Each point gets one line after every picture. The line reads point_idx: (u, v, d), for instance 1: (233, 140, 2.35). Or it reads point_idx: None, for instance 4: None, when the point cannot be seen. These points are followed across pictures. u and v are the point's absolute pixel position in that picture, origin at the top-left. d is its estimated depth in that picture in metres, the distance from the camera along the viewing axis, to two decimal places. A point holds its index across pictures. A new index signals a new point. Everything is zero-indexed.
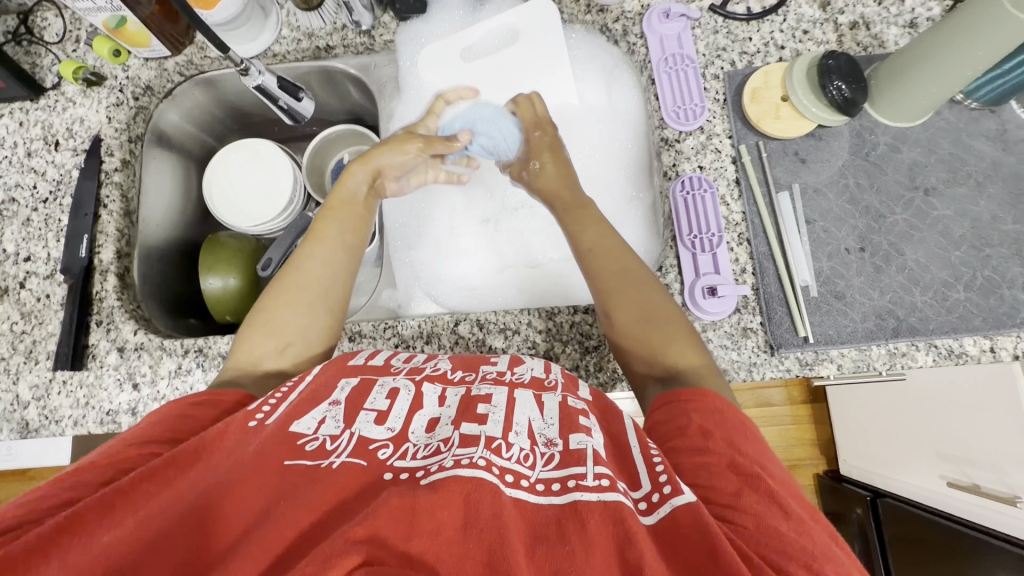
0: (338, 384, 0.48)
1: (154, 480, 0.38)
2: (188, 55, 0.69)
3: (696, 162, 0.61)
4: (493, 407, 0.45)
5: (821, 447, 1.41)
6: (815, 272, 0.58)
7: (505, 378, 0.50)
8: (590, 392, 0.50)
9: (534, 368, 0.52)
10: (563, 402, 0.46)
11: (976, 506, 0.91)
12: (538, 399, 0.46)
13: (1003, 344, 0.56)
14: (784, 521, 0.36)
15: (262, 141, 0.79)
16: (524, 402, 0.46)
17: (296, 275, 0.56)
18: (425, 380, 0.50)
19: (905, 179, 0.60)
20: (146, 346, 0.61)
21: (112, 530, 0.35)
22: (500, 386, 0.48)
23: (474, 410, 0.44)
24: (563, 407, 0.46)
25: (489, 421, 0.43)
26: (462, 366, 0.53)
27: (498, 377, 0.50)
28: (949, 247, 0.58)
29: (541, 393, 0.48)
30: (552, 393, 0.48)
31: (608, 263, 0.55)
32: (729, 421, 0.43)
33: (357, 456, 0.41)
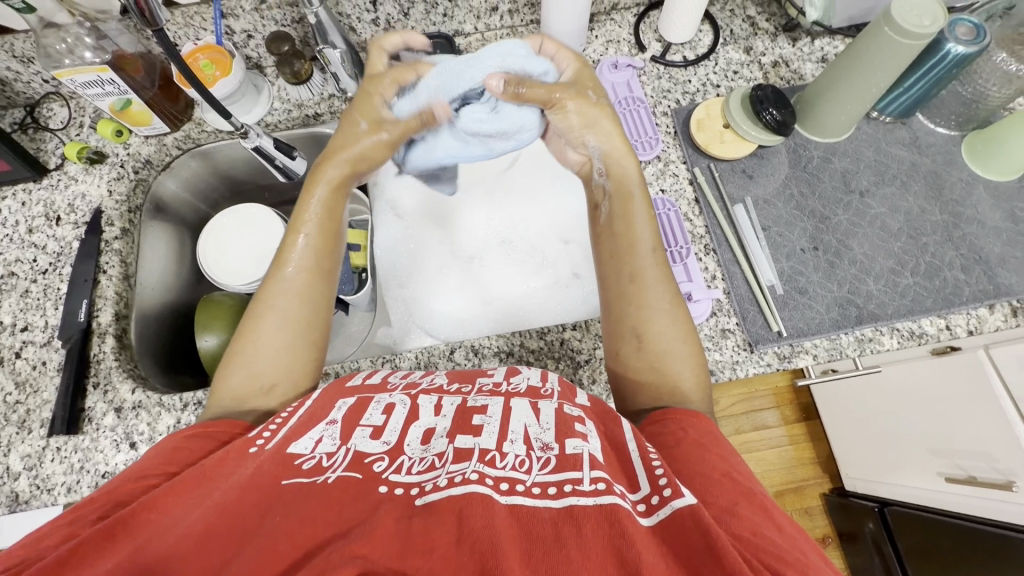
0: (336, 405, 0.50)
1: (160, 508, 0.38)
2: (186, 130, 0.76)
3: (657, 187, 0.68)
4: (488, 417, 0.47)
5: (821, 465, 1.41)
6: (777, 272, 0.64)
7: (501, 390, 0.52)
8: (587, 399, 0.51)
9: (531, 377, 0.54)
10: (558, 408, 0.47)
11: (977, 499, 0.92)
12: (534, 407, 0.48)
13: (956, 321, 0.61)
14: (775, 529, 0.37)
15: (253, 205, 0.84)
16: (519, 405, 0.48)
17: (270, 314, 0.54)
18: (420, 394, 0.52)
19: (841, 185, 0.68)
20: (144, 404, 0.61)
21: (112, 559, 0.35)
22: (496, 396, 0.50)
23: (469, 422, 0.46)
24: (561, 413, 0.47)
25: (483, 433, 0.45)
26: (458, 379, 0.55)
27: (494, 389, 0.52)
28: (890, 239, 0.65)
29: (536, 400, 0.49)
30: (548, 399, 0.49)
31: (641, 259, 0.54)
32: (720, 440, 0.45)
33: (353, 470, 0.43)
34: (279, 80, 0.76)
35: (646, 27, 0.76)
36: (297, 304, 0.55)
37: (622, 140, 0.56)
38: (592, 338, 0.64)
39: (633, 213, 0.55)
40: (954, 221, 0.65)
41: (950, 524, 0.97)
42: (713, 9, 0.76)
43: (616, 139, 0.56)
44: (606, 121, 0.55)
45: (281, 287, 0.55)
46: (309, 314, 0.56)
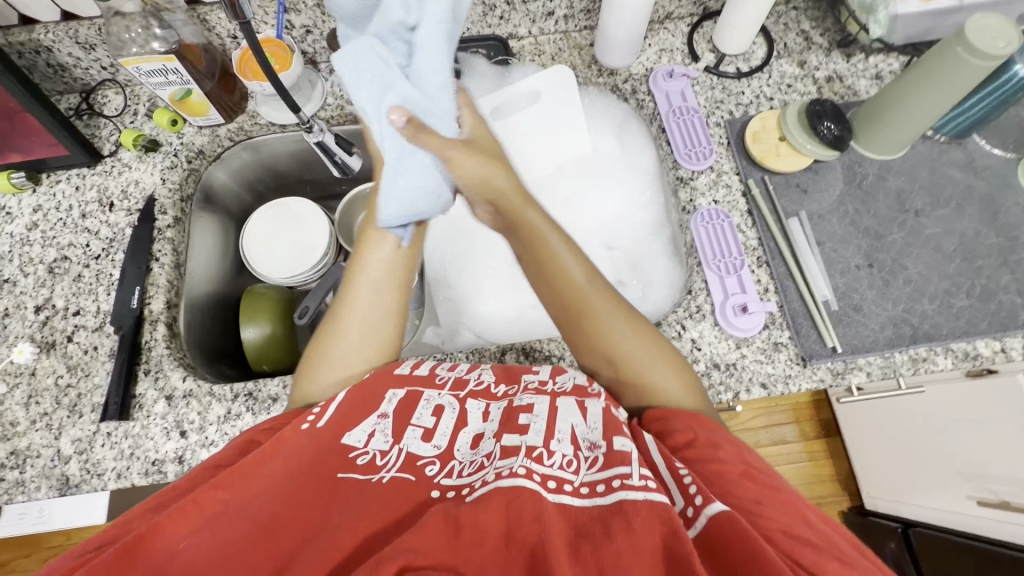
0: (387, 394, 0.51)
1: (224, 487, 0.41)
2: (240, 122, 0.76)
3: (710, 197, 0.68)
4: (534, 415, 0.47)
5: (841, 483, 1.41)
6: (832, 288, 0.63)
7: (547, 388, 0.51)
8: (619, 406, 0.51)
9: (576, 376, 0.53)
10: (607, 408, 0.48)
11: (1009, 524, 0.91)
12: (581, 406, 0.48)
13: (1012, 344, 0.61)
14: (805, 527, 0.39)
15: (298, 199, 0.85)
16: (566, 406, 0.48)
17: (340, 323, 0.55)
18: (469, 398, 0.52)
19: (895, 203, 0.67)
20: (195, 393, 0.61)
21: (191, 538, 0.38)
22: (542, 395, 0.49)
23: (516, 421, 0.47)
24: (609, 413, 0.47)
25: (530, 431, 0.45)
26: (504, 379, 0.54)
27: (539, 387, 0.51)
28: (944, 260, 0.65)
29: (583, 399, 0.49)
30: (596, 399, 0.49)
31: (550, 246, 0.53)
32: (728, 438, 0.46)
33: (406, 471, 0.45)
34: (333, 76, 0.77)
35: (700, 38, 0.76)
36: (380, 292, 0.55)
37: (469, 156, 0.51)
38: None
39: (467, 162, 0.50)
40: (1009, 245, 0.65)
41: (976, 548, 0.95)
42: (768, 23, 0.77)
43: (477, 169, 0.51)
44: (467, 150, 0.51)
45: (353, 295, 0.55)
46: (395, 293, 0.56)
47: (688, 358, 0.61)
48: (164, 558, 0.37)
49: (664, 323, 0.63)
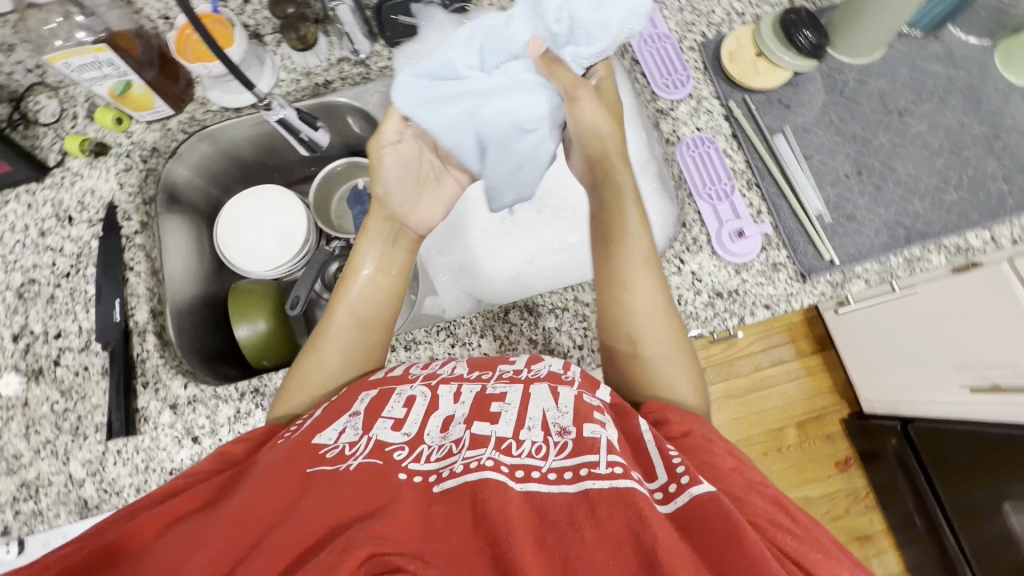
0: (360, 397, 0.52)
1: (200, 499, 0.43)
2: (190, 111, 0.72)
3: (693, 125, 0.67)
4: (507, 405, 0.47)
5: (840, 392, 1.46)
6: (824, 201, 0.63)
7: (520, 377, 0.51)
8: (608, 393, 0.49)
9: (551, 363, 0.52)
10: (579, 394, 0.47)
11: (1003, 407, 0.96)
12: (553, 390, 0.47)
13: (1001, 232, 0.62)
14: (790, 521, 0.38)
15: (266, 185, 0.81)
16: (539, 390, 0.48)
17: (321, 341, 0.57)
18: (440, 385, 0.52)
19: (879, 105, 0.66)
20: (200, 397, 0.60)
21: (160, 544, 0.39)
22: (516, 384, 0.49)
23: (487, 409, 0.46)
24: (579, 399, 0.46)
25: (501, 421, 0.45)
26: (478, 365, 0.54)
27: (514, 376, 0.51)
28: (933, 156, 0.64)
29: (557, 385, 0.49)
30: (569, 386, 0.48)
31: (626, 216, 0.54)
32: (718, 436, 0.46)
33: (374, 456, 0.44)
34: (281, 48, 0.72)
35: None
36: (361, 327, 0.58)
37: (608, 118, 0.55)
38: None
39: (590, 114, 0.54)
40: (995, 133, 0.64)
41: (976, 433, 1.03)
42: None
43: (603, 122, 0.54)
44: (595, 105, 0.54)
45: (341, 310, 0.58)
46: (362, 326, 0.58)
47: (690, 291, 0.61)
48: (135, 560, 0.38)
49: (663, 260, 0.62)
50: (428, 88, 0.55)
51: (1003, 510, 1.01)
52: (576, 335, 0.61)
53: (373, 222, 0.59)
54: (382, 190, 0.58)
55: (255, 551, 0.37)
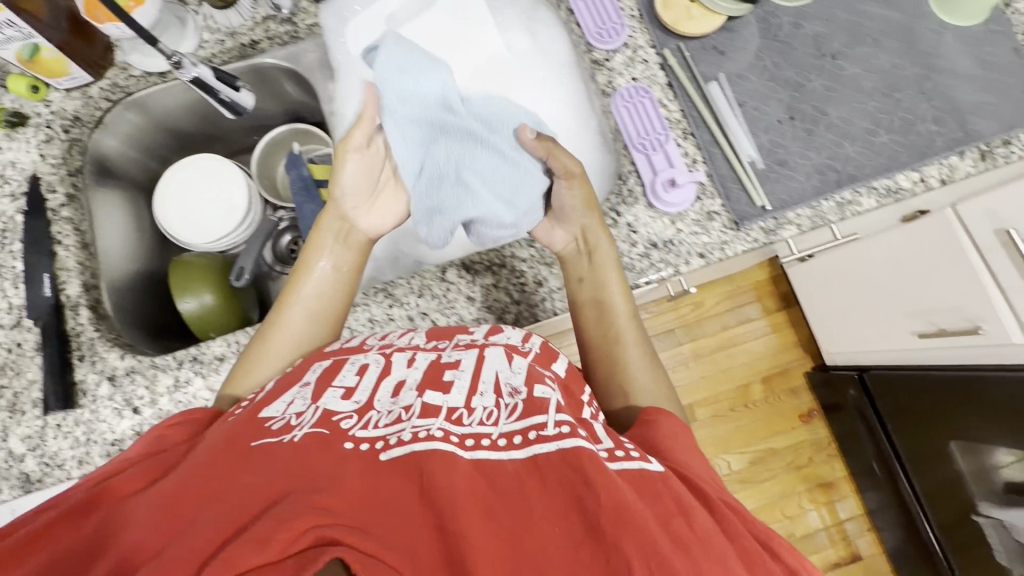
0: (311, 367, 0.51)
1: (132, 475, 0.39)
2: (112, 77, 0.69)
3: (628, 76, 0.66)
4: (460, 372, 0.47)
5: (803, 347, 1.50)
6: (757, 147, 0.63)
7: (477, 343, 0.51)
8: (564, 367, 0.50)
9: (511, 336, 0.51)
10: (529, 363, 0.47)
11: (951, 349, 0.99)
12: (508, 353, 0.48)
13: (930, 173, 0.62)
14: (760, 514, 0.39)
15: (204, 155, 0.79)
16: (494, 352, 0.48)
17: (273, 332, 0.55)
18: (394, 351, 0.51)
19: (813, 49, 0.65)
20: (137, 368, 0.59)
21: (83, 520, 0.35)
22: (471, 348, 0.49)
23: (441, 379, 0.46)
24: (533, 365, 0.47)
25: (454, 390, 0.44)
26: (437, 336, 0.54)
27: (471, 342, 0.51)
28: (866, 99, 0.64)
29: (512, 351, 0.49)
30: (523, 355, 0.49)
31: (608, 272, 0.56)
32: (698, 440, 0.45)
33: (321, 426, 0.41)
34: (202, 6, 0.69)
35: None
36: (314, 321, 0.57)
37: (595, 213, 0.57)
38: None
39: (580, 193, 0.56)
40: (928, 73, 0.64)
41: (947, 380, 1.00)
42: None
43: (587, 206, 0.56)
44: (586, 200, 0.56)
45: (297, 301, 0.57)
46: (312, 314, 0.56)
47: (626, 244, 0.62)
48: (50, 540, 0.33)
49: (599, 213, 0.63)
50: (405, 81, 0.51)
51: (988, 458, 0.98)
52: (514, 290, 0.61)
53: (327, 219, 0.58)
54: (341, 191, 0.57)
55: (182, 529, 0.33)
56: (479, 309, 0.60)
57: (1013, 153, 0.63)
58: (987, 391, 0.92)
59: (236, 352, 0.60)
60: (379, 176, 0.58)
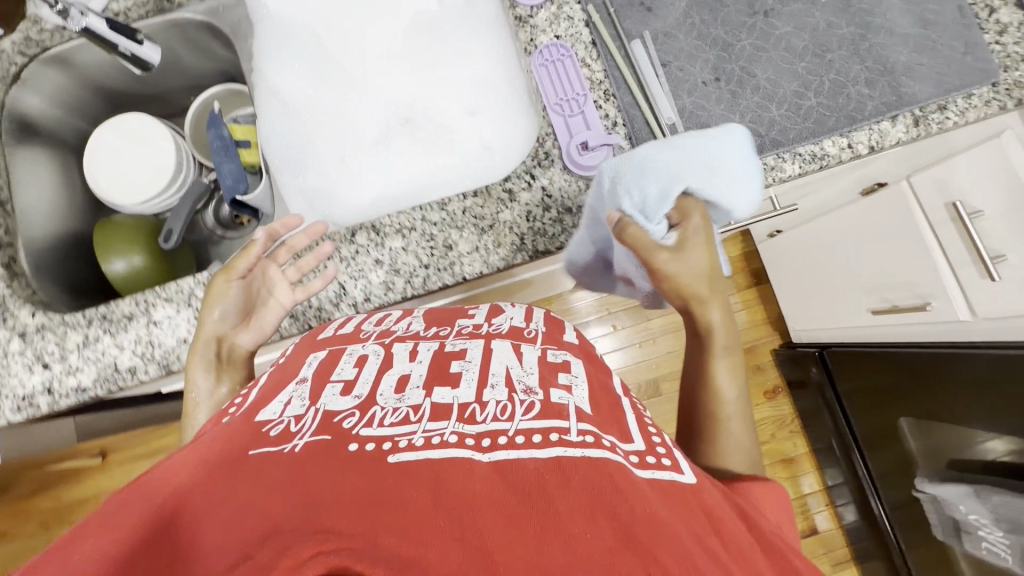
0: (306, 361, 0.47)
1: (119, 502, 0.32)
2: (23, 31, 0.68)
3: (551, 33, 0.63)
4: (467, 363, 0.44)
5: (772, 324, 1.48)
6: (678, 110, 0.61)
7: (481, 331, 0.50)
8: (574, 337, 0.54)
9: (513, 317, 0.54)
10: (540, 354, 0.47)
11: (904, 325, 0.97)
12: (516, 348, 0.47)
13: (859, 138, 0.60)
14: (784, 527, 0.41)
15: (135, 116, 0.78)
16: (501, 347, 0.47)
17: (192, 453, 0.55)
18: (393, 342, 0.48)
19: (745, 6, 0.63)
20: (48, 325, 0.60)
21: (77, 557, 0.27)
22: (476, 339, 0.48)
23: (447, 371, 0.43)
24: (541, 359, 0.46)
25: (462, 382, 0.42)
26: (436, 323, 0.52)
27: (474, 330, 0.50)
28: (795, 60, 0.61)
29: (518, 342, 0.49)
30: (529, 343, 0.49)
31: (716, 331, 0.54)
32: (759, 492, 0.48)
33: (322, 432, 0.37)
34: None
35: None
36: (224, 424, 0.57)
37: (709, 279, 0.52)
38: (495, 203, 0.61)
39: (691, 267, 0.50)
40: (863, 32, 0.62)
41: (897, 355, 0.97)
42: None
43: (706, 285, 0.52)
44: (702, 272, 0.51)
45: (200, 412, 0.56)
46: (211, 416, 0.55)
47: (539, 208, 0.60)
48: None
49: (513, 176, 0.61)
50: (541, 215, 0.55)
51: (976, 439, 0.88)
52: (423, 254, 0.60)
53: (202, 344, 0.57)
54: (218, 312, 0.57)
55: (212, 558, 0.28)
56: (386, 273, 0.60)
57: (947, 119, 0.60)
58: (961, 368, 0.85)
59: (144, 311, 0.59)
60: (245, 292, 0.59)
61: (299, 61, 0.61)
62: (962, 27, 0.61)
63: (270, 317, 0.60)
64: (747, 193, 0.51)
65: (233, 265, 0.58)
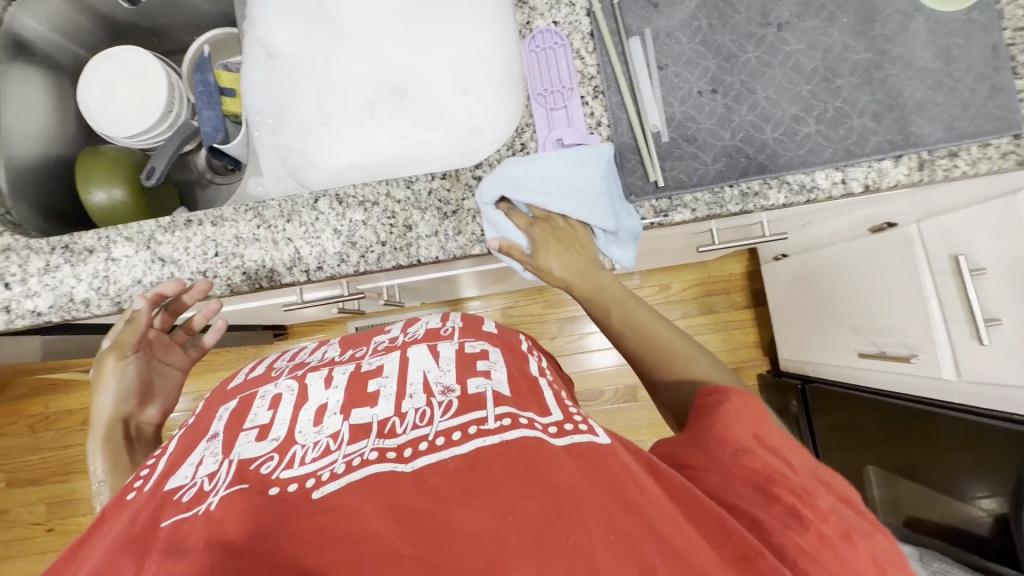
0: (217, 415, 0.44)
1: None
2: None
3: (549, 18, 0.60)
4: (385, 381, 0.44)
5: (763, 348, 1.45)
6: (667, 118, 0.58)
7: (397, 344, 0.51)
8: (496, 326, 0.56)
9: (430, 322, 0.56)
10: (458, 349, 0.48)
11: (888, 372, 0.93)
12: (433, 351, 0.47)
13: (853, 175, 0.56)
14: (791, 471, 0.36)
15: (130, 48, 0.77)
16: (418, 353, 0.47)
17: None
18: (309, 372, 0.48)
19: (758, 16, 0.59)
20: (13, 247, 0.61)
21: None
22: (390, 353, 0.49)
23: (364, 391, 0.43)
24: (460, 356, 0.47)
25: (381, 400, 0.42)
26: (351, 347, 0.53)
27: (389, 345, 0.51)
28: (800, 81, 0.57)
29: (435, 342, 0.50)
30: (447, 342, 0.50)
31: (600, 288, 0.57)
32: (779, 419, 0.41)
33: (239, 482, 0.34)
34: None
35: None
36: None
37: (567, 252, 0.57)
38: (462, 189, 0.59)
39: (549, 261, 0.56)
40: (878, 60, 0.57)
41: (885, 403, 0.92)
42: None
43: (567, 264, 0.56)
44: (557, 249, 0.56)
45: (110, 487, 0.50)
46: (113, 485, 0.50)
47: None
48: None
49: (485, 164, 0.59)
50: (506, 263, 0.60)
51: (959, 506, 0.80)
52: (382, 231, 0.59)
53: (102, 427, 0.55)
54: (109, 391, 0.57)
55: None
56: (343, 244, 0.59)
57: (955, 167, 0.55)
58: (936, 425, 0.81)
59: (104, 247, 0.60)
60: (147, 370, 0.60)
61: (291, 18, 0.61)
62: (992, 68, 0.56)
63: (169, 385, 0.63)
64: (591, 214, 0.55)
65: (124, 340, 0.58)
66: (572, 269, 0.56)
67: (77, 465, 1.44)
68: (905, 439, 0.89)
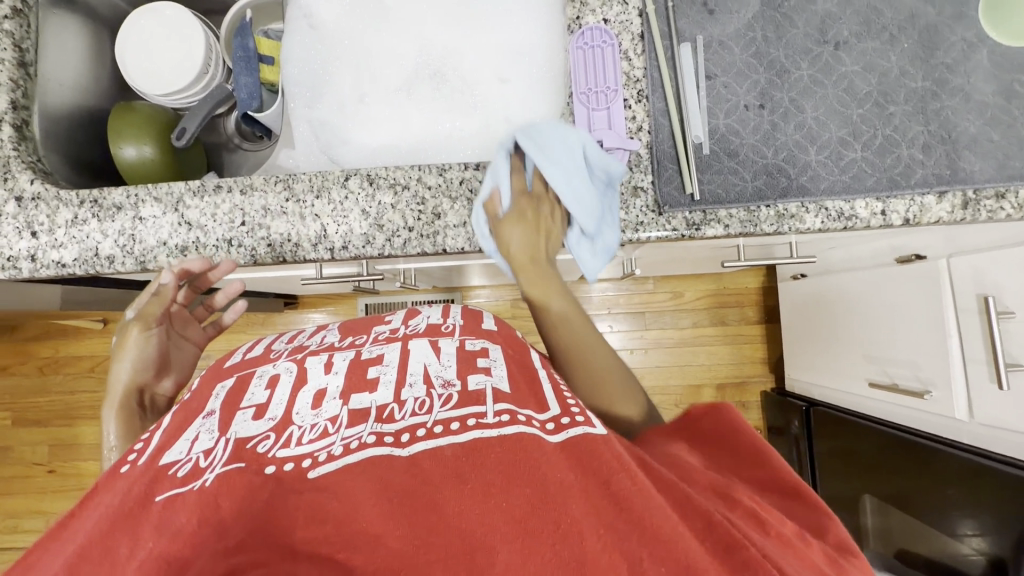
0: (214, 392, 0.42)
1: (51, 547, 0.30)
2: None
3: (601, 15, 0.59)
4: (385, 368, 0.42)
5: (770, 366, 1.44)
6: (710, 129, 0.56)
7: (398, 335, 0.48)
8: (495, 322, 0.51)
9: (431, 317, 0.50)
10: (460, 345, 0.45)
11: (898, 405, 0.92)
12: (434, 345, 0.44)
13: (895, 207, 0.54)
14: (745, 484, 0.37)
15: (170, 5, 0.76)
16: (418, 346, 0.44)
17: None
18: (308, 356, 0.45)
19: (815, 32, 0.57)
20: (43, 196, 0.61)
21: None
22: (391, 343, 0.45)
23: (365, 375, 0.41)
24: (462, 350, 0.44)
25: (381, 387, 0.40)
26: (352, 333, 0.50)
27: (390, 335, 0.47)
28: (851, 104, 0.56)
29: (436, 339, 0.46)
30: (448, 338, 0.46)
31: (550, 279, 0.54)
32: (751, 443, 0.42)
33: (236, 460, 0.34)
34: None
35: None
36: None
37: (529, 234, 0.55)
38: None
39: (509, 234, 0.54)
40: (934, 90, 0.56)
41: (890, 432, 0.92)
42: None
43: (523, 242, 0.54)
44: (522, 226, 0.54)
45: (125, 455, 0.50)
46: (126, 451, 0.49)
47: None
48: None
49: None
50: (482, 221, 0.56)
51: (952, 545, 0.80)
52: (410, 216, 0.59)
53: (120, 396, 0.55)
54: (130, 361, 0.57)
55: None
56: (369, 226, 0.59)
57: (1000, 210, 0.53)
58: (942, 461, 0.80)
59: (133, 205, 0.60)
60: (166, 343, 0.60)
61: None
62: None
63: (185, 359, 0.63)
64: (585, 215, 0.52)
65: (149, 312, 0.59)
66: (528, 243, 0.54)
67: (79, 411, 1.46)
68: (908, 473, 0.88)
